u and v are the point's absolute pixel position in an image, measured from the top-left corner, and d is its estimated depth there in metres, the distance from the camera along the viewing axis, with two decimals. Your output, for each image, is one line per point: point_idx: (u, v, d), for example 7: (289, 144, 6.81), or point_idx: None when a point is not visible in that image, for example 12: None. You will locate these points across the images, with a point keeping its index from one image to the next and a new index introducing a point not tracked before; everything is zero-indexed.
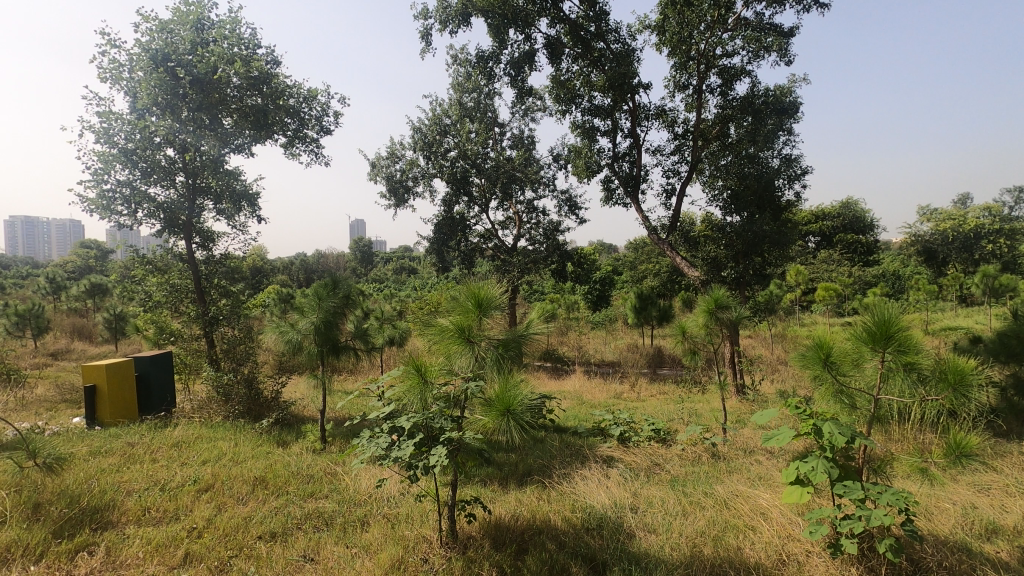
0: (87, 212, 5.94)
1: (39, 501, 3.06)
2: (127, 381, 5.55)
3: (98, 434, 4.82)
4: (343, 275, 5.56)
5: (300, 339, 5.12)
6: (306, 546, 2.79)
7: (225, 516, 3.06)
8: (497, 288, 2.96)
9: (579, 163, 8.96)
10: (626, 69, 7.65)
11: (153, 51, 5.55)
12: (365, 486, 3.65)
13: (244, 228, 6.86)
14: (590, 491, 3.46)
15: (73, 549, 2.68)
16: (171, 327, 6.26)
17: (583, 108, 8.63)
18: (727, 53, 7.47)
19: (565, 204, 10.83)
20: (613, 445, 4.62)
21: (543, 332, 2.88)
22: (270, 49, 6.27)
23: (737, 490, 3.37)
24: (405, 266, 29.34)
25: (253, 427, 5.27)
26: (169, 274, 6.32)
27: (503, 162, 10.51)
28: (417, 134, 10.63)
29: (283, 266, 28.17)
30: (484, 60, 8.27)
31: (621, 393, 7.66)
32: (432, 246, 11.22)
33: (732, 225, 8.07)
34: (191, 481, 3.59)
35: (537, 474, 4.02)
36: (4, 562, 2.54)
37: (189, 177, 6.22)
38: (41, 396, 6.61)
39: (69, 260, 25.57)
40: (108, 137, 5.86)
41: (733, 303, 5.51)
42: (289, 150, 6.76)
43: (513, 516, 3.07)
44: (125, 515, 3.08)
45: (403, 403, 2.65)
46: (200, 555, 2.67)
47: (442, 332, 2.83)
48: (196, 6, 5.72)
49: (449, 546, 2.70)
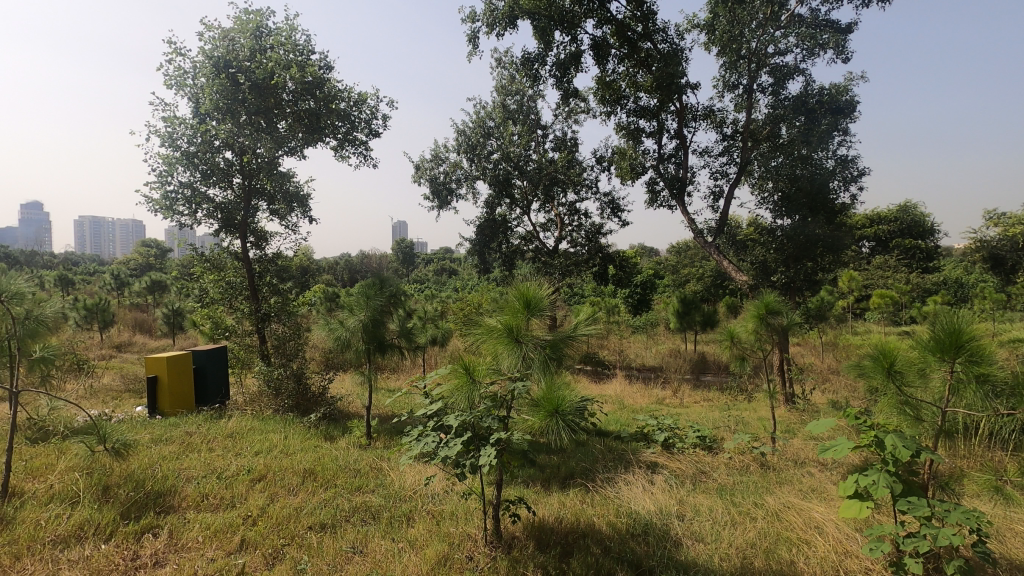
0: (151, 212, 6.27)
1: (107, 484, 3.24)
2: (185, 373, 5.81)
3: (158, 423, 5.07)
4: (390, 275, 5.67)
5: (349, 337, 5.27)
6: (354, 539, 2.85)
7: (277, 506, 3.16)
8: (546, 289, 2.98)
9: (623, 165, 8.86)
10: (674, 69, 7.55)
11: (216, 58, 5.83)
12: (410, 482, 3.70)
13: (296, 228, 7.08)
14: (634, 497, 3.41)
15: (139, 531, 2.83)
16: (226, 322, 6.52)
17: (629, 109, 8.56)
18: (780, 52, 7.26)
19: (607, 207, 10.71)
20: (657, 451, 4.55)
21: (593, 333, 2.84)
22: (323, 54, 6.45)
23: (789, 501, 3.25)
24: (447, 267, 29.97)
25: (302, 422, 5.43)
26: (225, 272, 6.60)
27: (546, 164, 10.50)
28: (461, 136, 10.73)
29: (329, 266, 29.08)
30: (529, 62, 8.29)
31: (663, 398, 7.52)
32: (473, 247, 11.30)
33: (783, 228, 7.79)
34: (246, 471, 3.73)
35: (580, 477, 3.99)
36: (78, 540, 2.71)
37: (245, 179, 6.47)
38: (108, 385, 7.00)
39: (132, 259, 26.89)
40: (172, 141, 6.17)
41: (784, 309, 5.33)
42: (339, 152, 6.93)
43: (558, 518, 3.06)
44: (185, 501, 3.22)
45: (449, 402, 2.69)
46: (255, 542, 2.77)
47: (490, 332, 2.86)
48: (256, 15, 5.96)
49: (494, 545, 2.71)
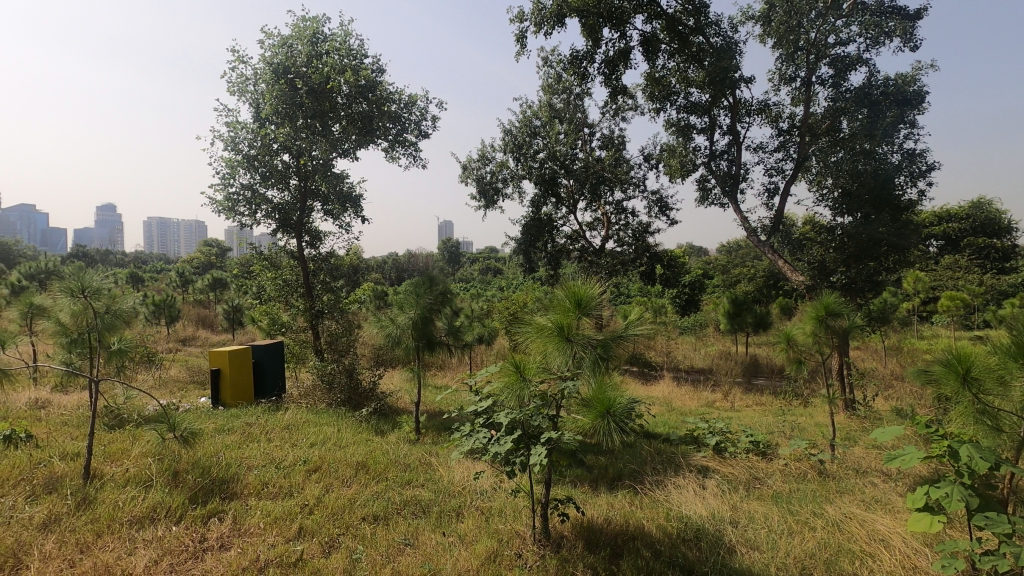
0: (216, 212, 6.60)
1: (176, 469, 3.43)
2: (245, 366, 6.09)
3: (221, 413, 5.33)
4: (438, 273, 5.75)
5: (399, 334, 5.38)
6: (405, 531, 2.91)
7: (332, 497, 3.26)
8: (597, 287, 2.96)
9: (673, 162, 8.68)
10: (727, 63, 7.34)
11: (275, 65, 6.08)
12: (459, 477, 3.76)
13: (348, 228, 7.29)
14: (686, 500, 3.33)
15: (206, 515, 2.98)
16: (282, 318, 6.78)
17: (679, 105, 8.38)
18: (842, 42, 6.94)
19: (655, 206, 10.51)
20: (708, 455, 4.44)
21: (646, 333, 2.79)
22: (375, 58, 6.61)
23: (851, 511, 3.10)
24: (491, 266, 30.20)
25: (353, 416, 5.60)
26: (282, 270, 6.87)
27: (593, 163, 10.40)
28: (508, 136, 10.76)
29: (378, 264, 29.83)
30: (577, 60, 8.25)
31: (713, 401, 7.33)
32: (519, 246, 11.31)
33: (843, 226, 7.44)
34: (303, 462, 3.87)
35: (629, 479, 3.94)
36: (151, 521, 2.89)
37: (302, 180, 6.70)
38: (175, 376, 7.41)
39: (195, 258, 28.37)
40: (234, 145, 6.47)
41: (845, 310, 5.09)
42: (390, 153, 7.09)
43: (607, 519, 3.03)
44: (246, 488, 3.38)
45: (500, 399, 2.71)
46: (312, 530, 2.87)
47: (540, 330, 2.86)
48: (313, 21, 6.17)
49: (543, 543, 2.71)
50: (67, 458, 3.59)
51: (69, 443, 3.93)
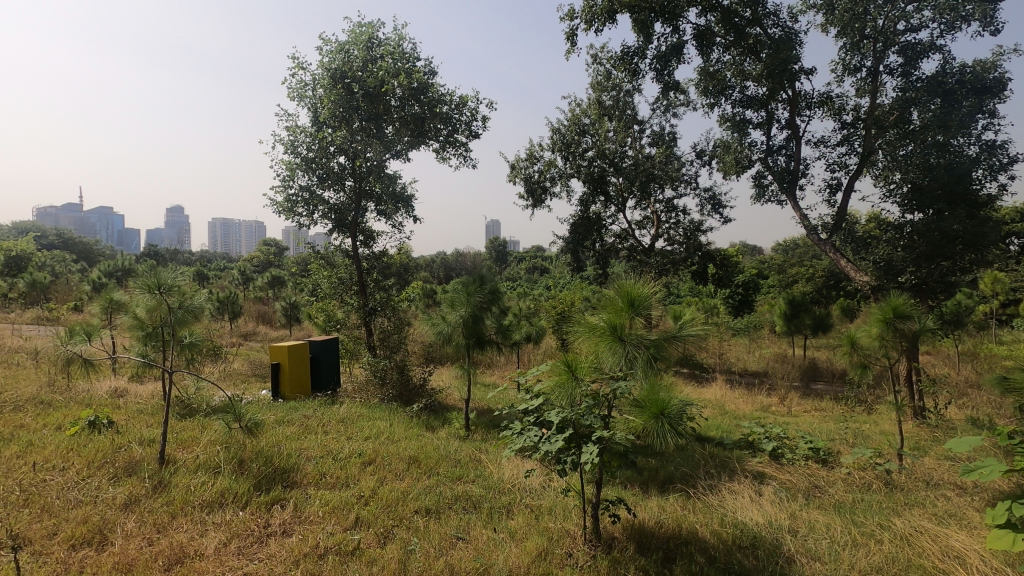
0: (276, 213, 6.90)
1: (241, 458, 3.60)
2: (303, 361, 6.34)
3: (281, 406, 5.56)
4: (488, 272, 5.81)
5: (450, 331, 5.47)
6: (457, 525, 2.96)
7: (386, 489, 3.35)
8: (651, 287, 2.91)
9: (727, 159, 8.43)
10: (787, 54, 7.05)
11: (333, 70, 6.28)
12: (509, 475, 3.78)
13: (400, 227, 7.45)
14: (741, 506, 3.23)
15: (270, 502, 3.13)
16: (337, 315, 7.01)
17: (735, 100, 8.12)
18: (912, 28, 6.55)
19: (708, 203, 10.22)
20: (764, 461, 4.30)
21: (700, 334, 2.73)
22: (427, 60, 6.72)
23: (921, 524, 2.93)
24: (538, 266, 30.23)
25: (405, 411, 5.74)
26: (337, 268, 7.10)
27: (643, 160, 10.22)
28: (556, 135, 10.71)
29: (427, 263, 30.39)
30: (628, 56, 8.13)
31: (769, 406, 7.08)
32: (567, 245, 11.24)
33: (913, 223, 7.02)
34: (358, 455, 4.00)
35: (680, 483, 3.87)
36: (220, 505, 3.05)
37: (356, 181, 6.90)
38: (238, 370, 7.78)
39: (255, 257, 29.72)
40: (294, 148, 6.74)
41: (916, 313, 4.81)
42: (441, 153, 7.20)
43: (659, 522, 2.98)
44: (306, 477, 3.52)
45: (552, 398, 2.71)
46: (368, 521, 2.96)
47: (592, 329, 2.84)
48: (368, 26, 6.33)
49: (594, 543, 2.70)
50: (144, 443, 3.84)
51: (145, 430, 4.21)
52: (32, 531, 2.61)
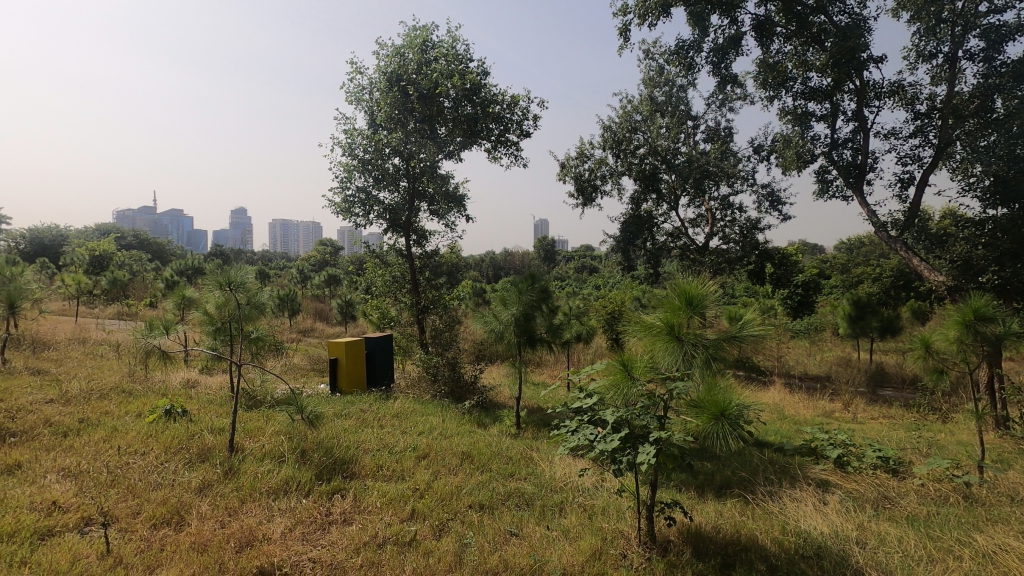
0: (334, 214, 7.14)
1: (303, 448, 3.75)
2: (359, 357, 6.54)
3: (338, 400, 5.76)
4: (539, 270, 5.81)
5: (502, 330, 5.52)
6: (511, 521, 2.98)
7: (440, 483, 3.42)
8: (709, 285, 2.84)
9: (788, 153, 8.10)
10: (855, 42, 6.70)
11: (389, 74, 6.47)
12: (561, 473, 3.78)
13: (453, 226, 7.56)
14: (804, 514, 3.10)
15: (331, 491, 3.25)
16: (391, 313, 7.20)
17: (796, 92, 7.79)
18: (996, 9, 6.09)
19: (766, 200, 9.84)
20: (828, 468, 4.12)
21: (761, 334, 2.64)
22: (480, 61, 6.77)
23: (1006, 542, 2.72)
24: (587, 266, 30.01)
25: (457, 408, 5.82)
26: (392, 267, 7.28)
27: (697, 156, 9.96)
28: (607, 132, 10.59)
29: (476, 262, 30.72)
30: (683, 51, 7.95)
31: (832, 412, 6.76)
32: (618, 244, 11.09)
33: (996, 219, 6.53)
34: (412, 449, 4.09)
35: (738, 488, 3.76)
36: (285, 492, 3.20)
37: (411, 182, 7.06)
38: (298, 364, 8.11)
39: (312, 256, 30.90)
40: (351, 150, 6.96)
41: (1000, 315, 4.48)
42: (493, 153, 7.25)
43: (716, 527, 2.91)
44: (364, 468, 3.63)
45: (607, 397, 2.70)
46: (424, 513, 3.02)
47: (648, 328, 2.80)
48: (423, 30, 6.45)
49: (649, 545, 2.66)
50: (215, 432, 4.07)
51: (216, 419, 4.45)
52: (119, 510, 2.82)
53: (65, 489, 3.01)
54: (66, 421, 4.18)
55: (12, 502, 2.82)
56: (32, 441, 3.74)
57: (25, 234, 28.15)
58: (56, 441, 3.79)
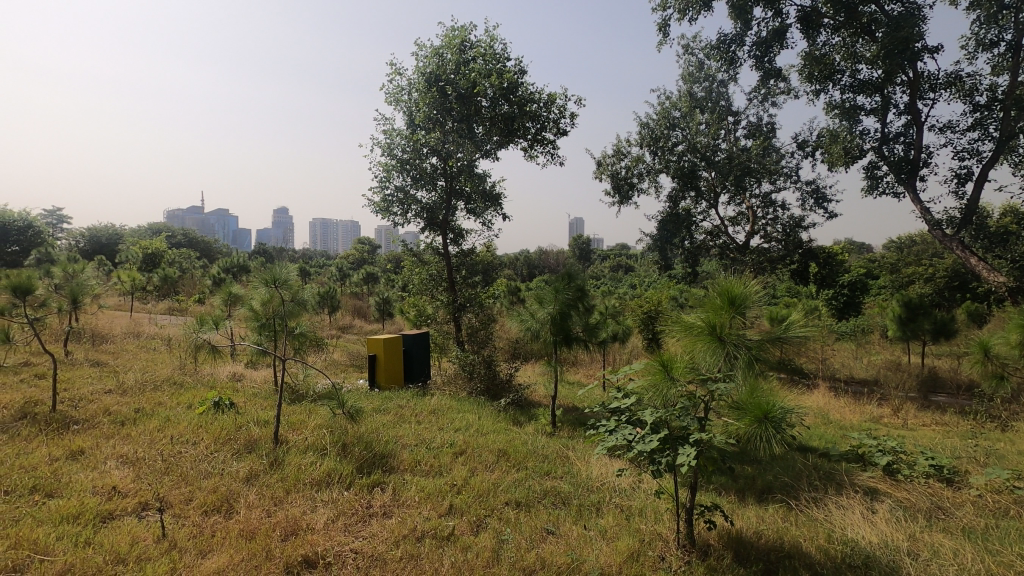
0: (373, 213, 7.28)
1: (344, 441, 3.85)
2: (397, 353, 6.65)
3: (377, 395, 5.87)
4: (576, 268, 5.78)
5: (538, 328, 5.51)
6: (548, 519, 2.99)
7: (478, 479, 3.44)
8: (753, 285, 2.77)
9: (835, 149, 7.82)
10: (908, 32, 6.42)
11: (428, 74, 6.55)
12: (598, 473, 3.75)
13: (489, 225, 7.59)
14: (852, 522, 2.99)
15: (371, 484, 3.32)
16: (428, 310, 7.29)
17: (844, 85, 7.52)
18: None
19: (811, 197, 9.53)
20: (877, 476, 3.96)
21: (808, 335, 2.56)
22: (518, 59, 6.77)
23: None
24: (623, 265, 29.67)
25: (493, 405, 5.85)
26: (429, 265, 7.37)
27: (738, 153, 9.72)
28: (645, 130, 10.45)
29: (511, 261, 30.79)
30: (725, 45, 7.78)
31: (880, 417, 6.50)
32: (655, 243, 10.93)
33: None
34: (449, 445, 4.13)
35: (781, 493, 3.66)
36: (327, 484, 3.29)
37: (448, 181, 7.13)
38: (338, 360, 8.30)
39: (351, 254, 31.55)
40: (390, 150, 7.08)
41: None
42: (529, 152, 7.24)
43: (758, 533, 2.83)
44: (402, 463, 3.69)
45: (647, 399, 2.66)
46: (461, 509, 3.06)
47: (689, 328, 2.75)
48: (461, 30, 6.49)
49: (688, 549, 2.62)
50: (261, 424, 4.21)
51: (261, 412, 4.60)
52: (173, 497, 2.95)
53: (123, 475, 3.17)
54: (123, 411, 4.40)
55: (76, 486, 2.98)
56: (93, 428, 3.96)
57: (84, 233, 29.61)
58: (115, 429, 3.99)
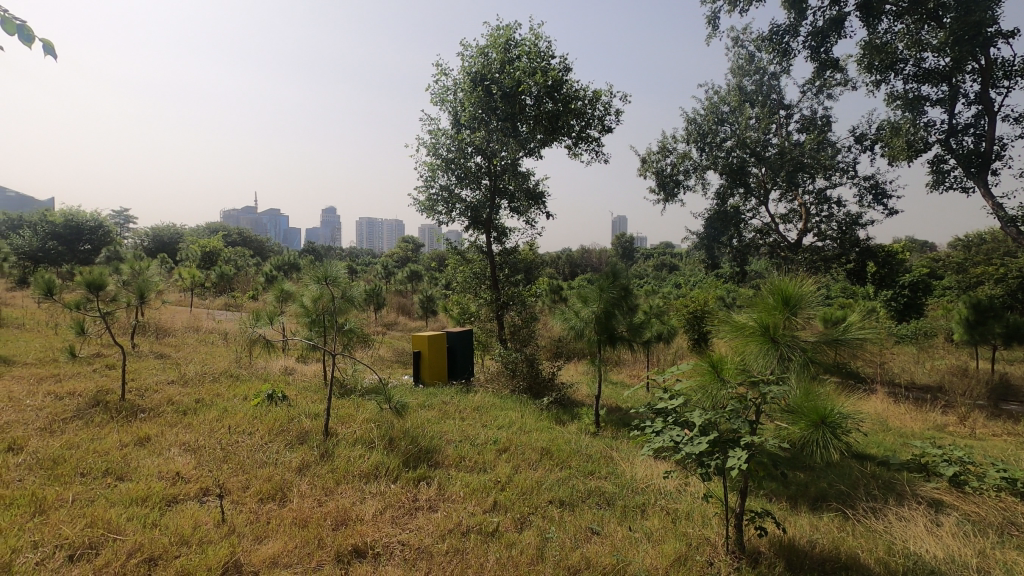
0: (419, 211, 7.40)
1: (390, 436, 3.93)
2: (441, 350, 6.75)
3: (421, 391, 5.97)
4: (621, 266, 5.71)
5: (582, 327, 5.49)
6: (592, 519, 2.97)
7: (521, 477, 3.46)
8: (807, 285, 2.67)
9: (896, 142, 7.42)
10: (981, 16, 6.03)
11: (473, 74, 6.62)
12: (643, 474, 3.70)
13: (532, 223, 7.60)
14: (914, 535, 2.84)
15: (417, 478, 3.39)
16: (471, 308, 7.36)
17: (907, 75, 7.14)
18: None
19: (869, 193, 9.10)
20: (942, 487, 3.74)
21: (867, 337, 2.45)
22: (563, 57, 6.74)
23: None
24: (667, 263, 29.17)
25: (535, 404, 5.85)
26: (473, 264, 7.44)
27: (790, 148, 9.37)
28: (692, 125, 10.23)
29: (553, 259, 30.72)
30: (777, 36, 7.51)
31: (945, 426, 6.14)
32: (701, 241, 10.67)
33: None
34: (493, 442, 4.17)
35: (836, 502, 3.51)
36: (375, 476, 3.37)
37: (492, 180, 7.17)
38: (384, 356, 8.48)
39: (395, 254, 32.24)
40: (435, 150, 7.18)
41: None
42: (574, 149, 7.20)
43: (811, 542, 2.73)
44: (447, 459, 3.74)
45: (697, 399, 2.61)
46: (505, 506, 3.07)
47: (741, 329, 2.68)
48: (506, 29, 6.52)
49: (737, 555, 2.55)
50: (312, 417, 4.35)
51: (312, 405, 4.76)
52: (231, 484, 3.09)
53: (185, 462, 3.34)
54: (185, 401, 4.64)
55: (144, 470, 3.17)
56: (158, 417, 4.19)
57: (148, 233, 31.29)
58: (177, 418, 4.21)
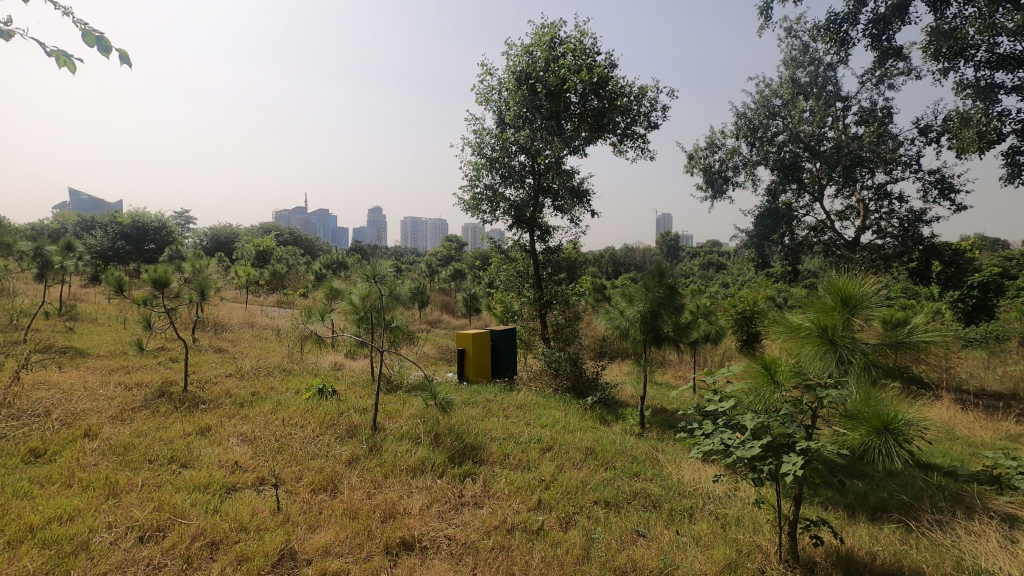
0: (464, 211, 7.48)
1: (436, 432, 4.00)
2: (485, 348, 6.80)
3: (466, 389, 6.04)
4: (667, 265, 5.60)
5: (627, 326, 5.43)
6: (639, 521, 2.93)
7: (566, 476, 3.44)
8: (868, 284, 2.54)
9: (966, 134, 6.98)
10: None
11: (518, 73, 6.64)
12: (690, 477, 3.63)
13: (576, 221, 7.57)
14: (987, 551, 2.66)
15: (463, 474, 3.43)
16: (515, 306, 7.39)
17: (979, 61, 6.70)
18: None
19: (934, 188, 8.59)
20: (1018, 501, 3.50)
21: (935, 340, 2.32)
22: (608, 53, 6.69)
23: None
24: (714, 262, 28.49)
25: (579, 403, 5.82)
26: (516, 263, 7.47)
27: (847, 141, 8.96)
28: (741, 120, 9.94)
29: (596, 258, 30.52)
30: (835, 25, 7.19)
31: (1020, 435, 5.74)
32: (751, 239, 10.34)
33: None
34: (537, 441, 4.17)
35: (898, 513, 3.34)
36: (421, 471, 3.43)
37: (536, 178, 7.18)
38: (428, 353, 8.61)
39: (439, 253, 32.77)
40: (480, 150, 7.24)
41: None
42: (619, 146, 7.12)
43: (871, 554, 2.61)
44: (492, 456, 3.77)
45: (750, 402, 2.54)
46: (550, 504, 3.07)
47: (796, 330, 2.58)
48: (550, 27, 6.51)
49: (791, 564, 2.46)
50: (360, 411, 4.47)
51: (360, 400, 4.89)
52: (285, 474, 3.21)
53: (243, 451, 3.49)
54: (242, 393, 4.85)
55: (206, 459, 3.33)
56: (217, 408, 4.40)
57: (206, 233, 32.85)
58: (235, 409, 4.41)
